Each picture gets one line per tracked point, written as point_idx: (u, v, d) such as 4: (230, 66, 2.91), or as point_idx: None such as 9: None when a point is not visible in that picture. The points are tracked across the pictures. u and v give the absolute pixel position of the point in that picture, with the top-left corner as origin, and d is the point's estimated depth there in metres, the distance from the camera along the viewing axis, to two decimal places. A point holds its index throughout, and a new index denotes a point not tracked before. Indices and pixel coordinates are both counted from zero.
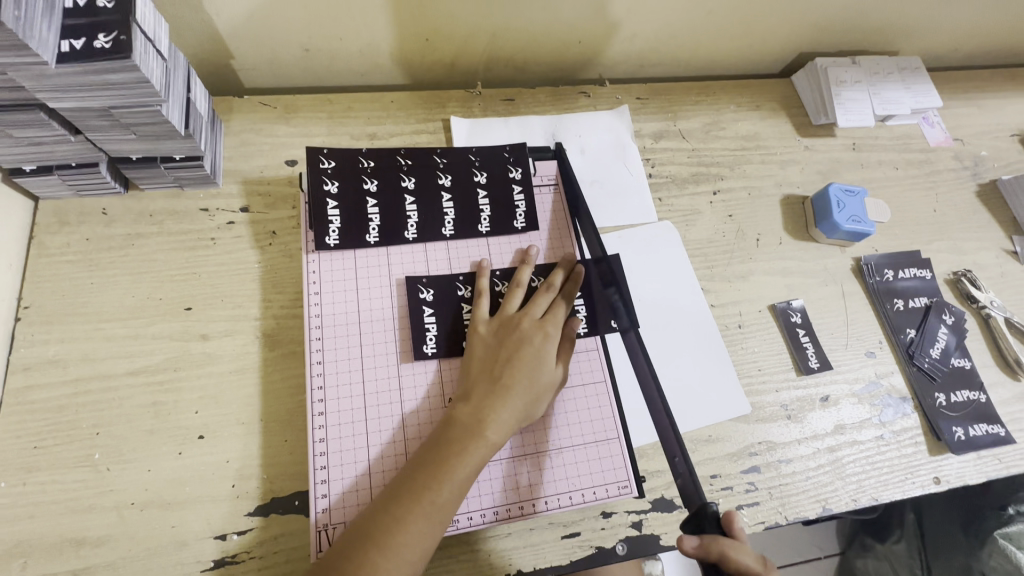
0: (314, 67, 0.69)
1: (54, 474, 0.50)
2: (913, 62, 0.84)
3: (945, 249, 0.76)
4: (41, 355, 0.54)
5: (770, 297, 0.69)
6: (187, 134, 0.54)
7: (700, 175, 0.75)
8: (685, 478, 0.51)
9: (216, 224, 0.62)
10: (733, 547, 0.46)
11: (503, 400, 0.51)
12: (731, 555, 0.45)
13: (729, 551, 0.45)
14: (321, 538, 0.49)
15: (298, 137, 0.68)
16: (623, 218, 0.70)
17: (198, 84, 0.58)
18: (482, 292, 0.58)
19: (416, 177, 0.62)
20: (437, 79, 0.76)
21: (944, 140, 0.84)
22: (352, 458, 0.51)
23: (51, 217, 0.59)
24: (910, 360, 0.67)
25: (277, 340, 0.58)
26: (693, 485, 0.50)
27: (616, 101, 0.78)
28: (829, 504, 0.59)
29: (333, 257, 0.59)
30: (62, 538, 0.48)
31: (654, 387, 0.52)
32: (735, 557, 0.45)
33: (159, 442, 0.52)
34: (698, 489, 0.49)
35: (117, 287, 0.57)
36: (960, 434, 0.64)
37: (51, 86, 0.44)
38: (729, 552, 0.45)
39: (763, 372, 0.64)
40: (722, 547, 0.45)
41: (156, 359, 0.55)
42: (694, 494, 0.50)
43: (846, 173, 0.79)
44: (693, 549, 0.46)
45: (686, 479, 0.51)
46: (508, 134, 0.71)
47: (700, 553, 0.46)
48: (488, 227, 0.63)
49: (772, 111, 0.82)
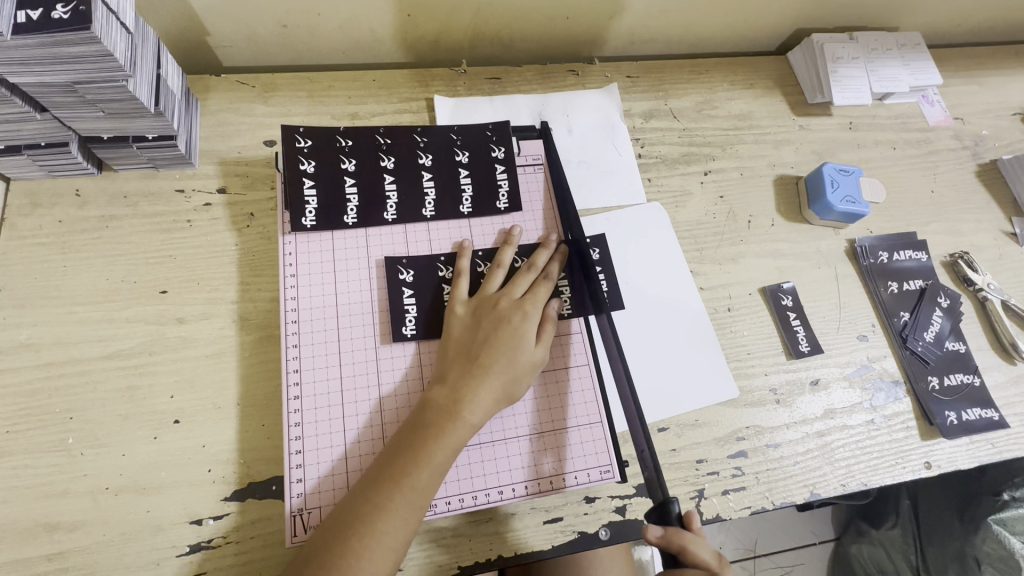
0: (293, 44, 0.67)
1: (26, 459, 0.49)
2: (913, 38, 0.81)
3: (942, 230, 0.74)
4: (13, 339, 0.53)
5: (761, 280, 0.67)
6: (158, 112, 0.52)
7: (691, 155, 0.73)
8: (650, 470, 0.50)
9: (193, 206, 0.60)
10: (693, 540, 0.46)
11: (481, 382, 0.50)
12: (691, 548, 0.45)
13: (689, 545, 0.45)
14: (295, 523, 0.48)
15: (277, 117, 0.66)
16: (610, 199, 0.68)
17: (170, 61, 0.56)
18: (461, 273, 0.57)
19: (396, 157, 0.61)
20: (420, 57, 0.73)
21: (943, 119, 0.81)
22: (327, 442, 0.51)
23: (23, 199, 0.58)
24: (903, 344, 0.66)
25: (254, 324, 0.57)
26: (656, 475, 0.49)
27: (605, 80, 0.75)
28: (817, 489, 0.58)
29: (310, 239, 0.57)
30: (35, 523, 0.47)
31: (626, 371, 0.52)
32: (694, 551, 0.45)
33: (134, 427, 0.51)
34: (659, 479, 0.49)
35: (91, 270, 0.56)
36: (952, 418, 0.62)
37: (10, 59, 0.43)
38: (689, 546, 0.45)
39: (751, 356, 0.63)
40: (684, 540, 0.46)
41: (131, 343, 0.54)
42: (658, 486, 0.49)
43: (842, 153, 0.77)
44: (656, 540, 0.46)
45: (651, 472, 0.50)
46: (493, 114, 0.69)
47: (662, 544, 0.46)
48: (469, 208, 0.61)
49: (766, 90, 0.79)
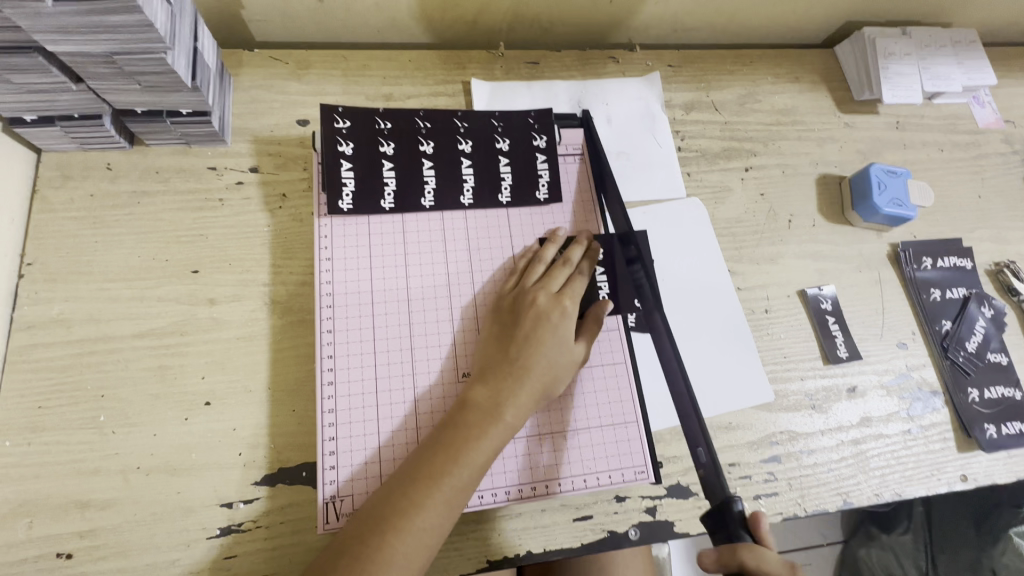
0: (328, 20, 0.65)
1: (58, 435, 0.49)
2: (968, 35, 0.78)
3: (988, 237, 0.71)
4: (45, 313, 0.52)
5: (800, 282, 0.65)
6: (194, 86, 0.51)
7: (731, 150, 0.71)
8: (708, 469, 0.50)
9: (225, 184, 0.59)
10: (752, 554, 0.43)
11: (520, 380, 0.49)
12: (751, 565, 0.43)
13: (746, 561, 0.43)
14: (328, 510, 0.48)
15: (310, 96, 0.64)
16: (651, 192, 0.66)
17: (206, 33, 0.54)
18: (541, 259, 0.56)
19: (435, 141, 0.59)
20: (457, 38, 0.71)
21: (993, 121, 0.78)
22: (361, 429, 0.50)
23: (54, 171, 0.57)
24: (944, 353, 0.64)
25: (286, 307, 0.56)
26: (715, 477, 0.49)
27: (646, 69, 0.73)
28: (850, 498, 0.57)
29: (346, 222, 0.56)
30: (67, 500, 0.47)
31: (680, 372, 0.51)
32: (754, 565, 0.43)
33: (165, 407, 0.51)
34: (719, 481, 0.48)
35: (122, 247, 0.55)
36: (991, 431, 0.61)
37: (48, 28, 0.41)
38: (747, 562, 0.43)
39: (787, 360, 0.62)
40: (741, 556, 0.43)
41: (162, 322, 0.53)
42: (718, 489, 0.49)
43: (887, 154, 0.74)
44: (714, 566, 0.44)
45: (709, 470, 0.50)
46: (531, 100, 0.67)
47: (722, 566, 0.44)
48: (509, 197, 0.60)
49: (812, 84, 0.77)
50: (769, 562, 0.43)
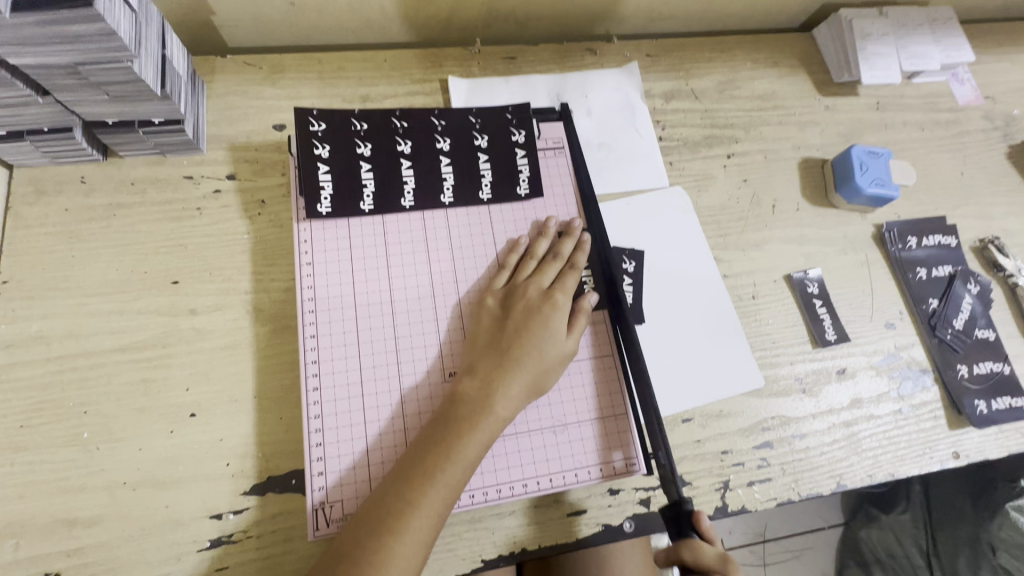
0: (301, 22, 0.64)
1: (42, 454, 0.48)
2: (944, 13, 0.78)
3: (972, 215, 0.72)
4: (23, 331, 0.52)
5: (787, 267, 0.65)
6: (164, 95, 0.50)
7: (713, 138, 0.71)
8: (665, 470, 0.51)
9: (202, 193, 0.58)
10: (692, 551, 0.45)
11: (511, 371, 0.49)
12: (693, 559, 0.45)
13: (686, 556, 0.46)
14: (317, 516, 0.47)
15: (285, 100, 0.64)
16: (633, 183, 0.66)
17: (174, 41, 0.54)
18: (534, 255, 0.56)
19: (413, 141, 0.58)
20: (433, 35, 0.71)
21: (973, 98, 0.79)
22: (348, 434, 0.50)
23: (27, 187, 0.56)
24: (932, 332, 0.64)
25: (269, 315, 0.55)
26: (671, 475, 0.50)
27: (624, 59, 0.73)
28: (843, 480, 0.57)
29: (325, 226, 0.56)
30: (53, 519, 0.47)
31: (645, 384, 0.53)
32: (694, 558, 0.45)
33: (150, 421, 0.50)
34: (674, 482, 0.49)
35: (100, 260, 0.55)
36: (982, 407, 0.61)
37: (8, 40, 0.41)
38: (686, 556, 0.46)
39: (776, 345, 0.62)
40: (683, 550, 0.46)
41: (143, 335, 0.53)
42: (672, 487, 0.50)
43: (869, 135, 0.74)
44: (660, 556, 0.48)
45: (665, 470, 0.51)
46: (510, 96, 0.67)
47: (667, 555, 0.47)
48: (489, 194, 0.60)
49: (790, 69, 0.76)
50: (708, 557, 0.45)
